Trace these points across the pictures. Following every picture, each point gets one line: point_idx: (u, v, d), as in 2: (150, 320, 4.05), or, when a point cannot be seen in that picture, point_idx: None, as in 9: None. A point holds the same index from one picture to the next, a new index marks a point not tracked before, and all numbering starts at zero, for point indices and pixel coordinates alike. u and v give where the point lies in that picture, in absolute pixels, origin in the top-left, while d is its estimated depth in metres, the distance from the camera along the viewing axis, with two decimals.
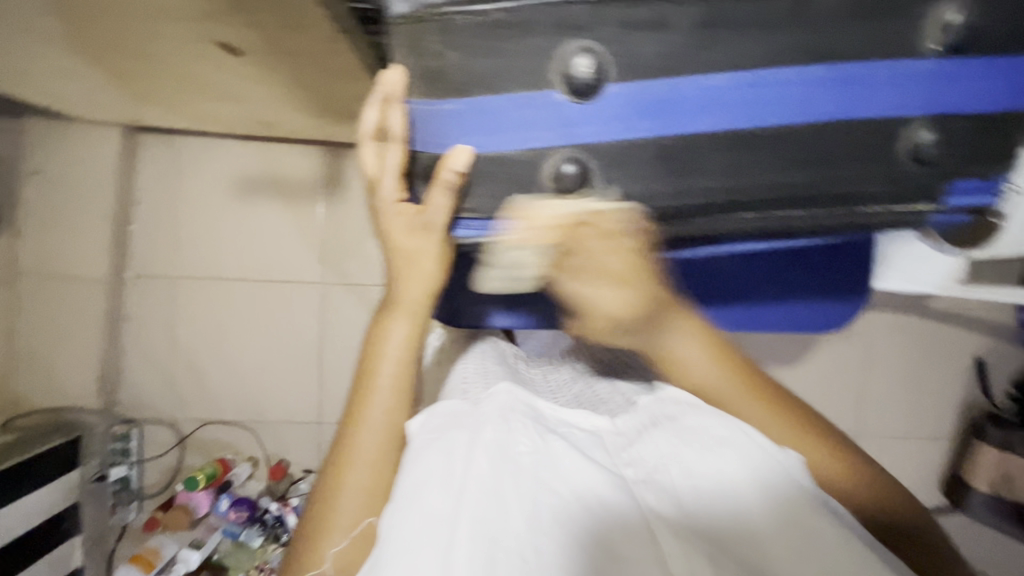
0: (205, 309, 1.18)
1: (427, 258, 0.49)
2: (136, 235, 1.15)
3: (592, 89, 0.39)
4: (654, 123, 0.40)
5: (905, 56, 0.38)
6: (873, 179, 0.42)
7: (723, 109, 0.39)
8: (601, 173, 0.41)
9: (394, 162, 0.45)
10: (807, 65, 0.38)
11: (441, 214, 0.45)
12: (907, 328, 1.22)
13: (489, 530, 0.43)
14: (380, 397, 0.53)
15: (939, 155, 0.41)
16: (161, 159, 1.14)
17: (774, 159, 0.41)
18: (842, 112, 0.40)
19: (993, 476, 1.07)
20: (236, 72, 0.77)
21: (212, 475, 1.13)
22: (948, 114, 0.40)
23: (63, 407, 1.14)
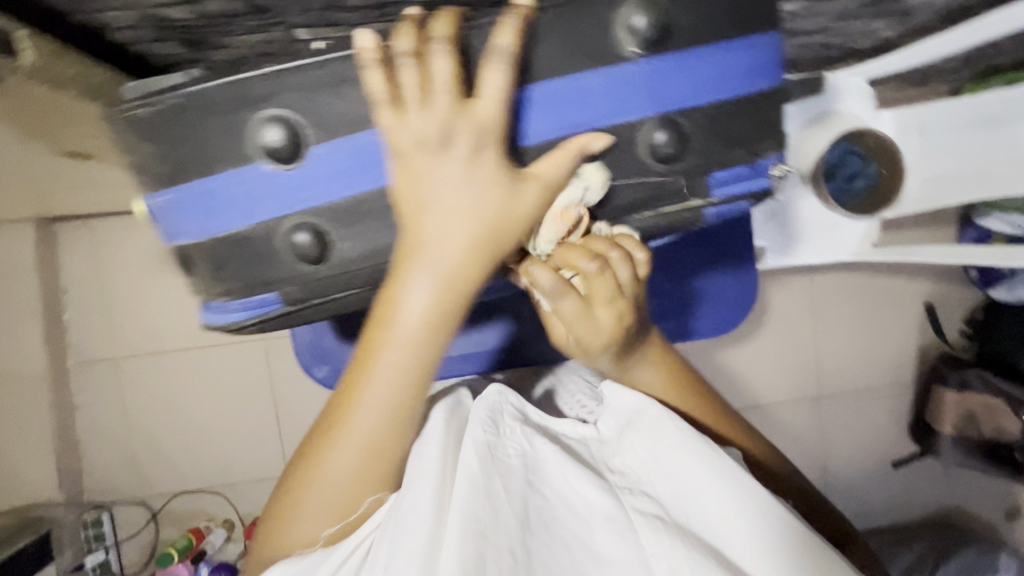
0: (152, 383, 1.17)
1: (494, 187, 0.41)
2: (71, 323, 1.15)
3: (288, 152, 0.41)
4: (375, 176, 0.43)
5: (606, 64, 0.43)
6: (630, 184, 0.47)
7: (568, 113, 0.44)
8: (334, 229, 0.44)
9: (444, 82, 0.39)
10: (599, 67, 0.43)
11: (494, 113, 0.40)
12: (851, 285, 1.30)
13: (484, 531, 0.42)
14: (347, 448, 0.44)
15: (675, 152, 0.46)
16: (82, 245, 1.13)
17: (620, 153, 0.46)
18: (614, 115, 0.44)
19: (957, 418, 1.22)
20: (112, 169, 0.76)
21: (185, 546, 1.14)
22: (671, 112, 0.45)
23: (28, 505, 1.14)
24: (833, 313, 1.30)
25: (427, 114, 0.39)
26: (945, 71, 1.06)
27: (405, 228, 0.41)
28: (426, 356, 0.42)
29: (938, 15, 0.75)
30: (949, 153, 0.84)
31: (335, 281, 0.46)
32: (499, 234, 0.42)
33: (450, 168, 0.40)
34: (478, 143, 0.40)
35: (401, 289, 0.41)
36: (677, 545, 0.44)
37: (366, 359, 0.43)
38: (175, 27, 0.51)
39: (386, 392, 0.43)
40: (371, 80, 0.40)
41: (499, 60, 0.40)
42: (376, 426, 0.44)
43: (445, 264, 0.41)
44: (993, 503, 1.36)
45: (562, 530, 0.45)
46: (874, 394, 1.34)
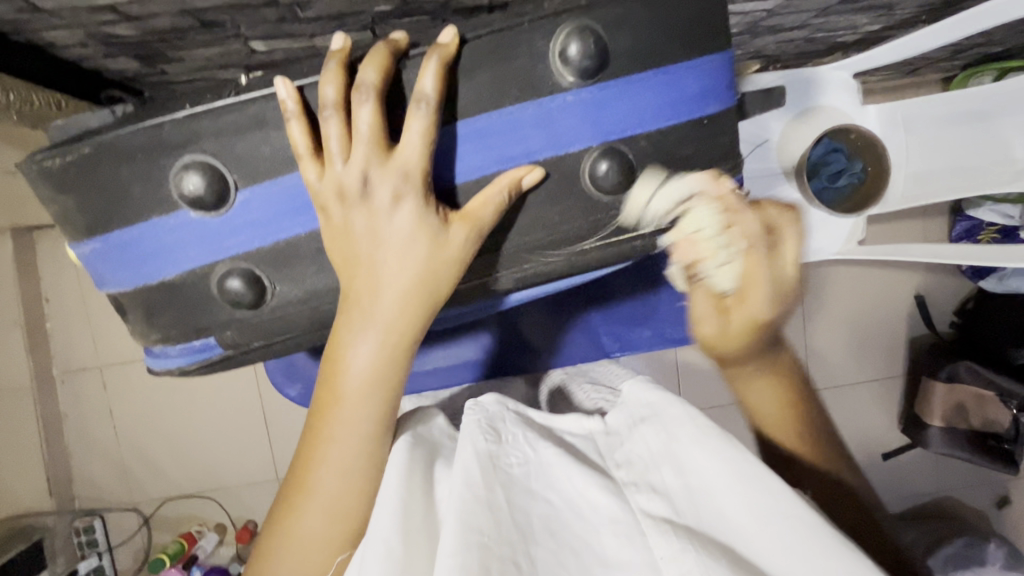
0: (137, 392, 1.17)
1: (422, 237, 0.39)
2: (53, 333, 1.15)
3: (211, 202, 0.40)
4: (309, 218, 0.42)
5: (540, 96, 0.41)
6: (575, 218, 0.45)
7: (485, 152, 0.42)
8: (266, 277, 0.43)
9: (362, 126, 0.37)
10: (520, 104, 0.42)
11: (418, 158, 0.38)
12: (839, 279, 1.29)
13: (484, 539, 0.38)
14: (325, 477, 0.43)
15: (621, 183, 0.44)
16: (61, 255, 1.12)
17: (545, 192, 0.44)
18: (549, 148, 0.43)
19: (946, 410, 1.21)
20: None
21: (178, 551, 1.14)
22: (614, 142, 0.43)
23: (19, 515, 1.15)
24: (822, 306, 1.29)
25: (350, 165, 0.38)
26: (935, 60, 1.03)
27: (349, 280, 0.40)
28: (376, 407, 0.42)
29: (922, 9, 0.72)
30: (937, 149, 0.82)
31: (272, 324, 0.44)
32: (433, 282, 0.40)
33: (378, 221, 0.38)
34: (401, 191, 0.38)
35: (347, 341, 0.41)
36: (689, 547, 0.38)
37: (328, 406, 0.42)
38: (123, 45, 0.49)
39: (347, 443, 0.42)
40: (295, 133, 0.38)
41: (425, 106, 0.38)
42: (333, 490, 0.43)
43: (392, 323, 0.40)
44: (984, 491, 1.36)
45: (569, 536, 0.41)
46: (863, 387, 1.34)
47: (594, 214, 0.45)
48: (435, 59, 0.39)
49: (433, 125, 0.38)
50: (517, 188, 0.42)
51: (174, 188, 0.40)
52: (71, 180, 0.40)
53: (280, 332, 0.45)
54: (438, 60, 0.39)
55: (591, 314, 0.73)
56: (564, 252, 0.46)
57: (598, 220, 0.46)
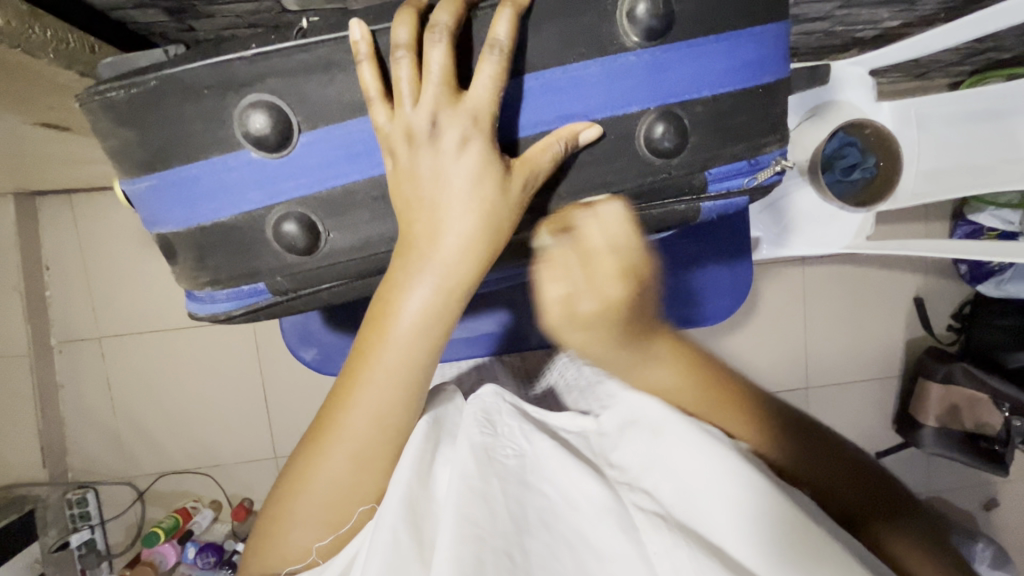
0: (136, 364, 1.16)
1: (487, 181, 0.40)
2: (53, 302, 1.13)
3: (273, 141, 0.40)
4: (367, 164, 0.43)
5: (605, 55, 0.42)
6: (625, 180, 0.46)
7: (546, 109, 0.43)
8: (322, 223, 0.44)
9: (434, 67, 0.38)
10: (585, 60, 0.42)
11: (487, 101, 0.39)
12: (843, 278, 1.30)
13: (480, 533, 0.40)
14: (352, 430, 0.44)
15: (677, 146, 0.45)
16: (64, 221, 1.10)
17: (598, 152, 0.45)
18: (609, 107, 0.44)
19: (941, 410, 1.23)
20: (85, 145, 0.73)
21: (173, 526, 1.13)
22: (672, 105, 0.44)
23: (11, 484, 1.13)
24: (825, 304, 1.31)
25: (421, 107, 0.38)
26: (944, 64, 1.05)
27: (406, 223, 0.41)
28: (424, 354, 0.42)
29: (942, 6, 0.74)
30: (945, 149, 0.84)
31: (322, 270, 0.46)
32: (494, 232, 0.41)
33: (442, 163, 0.39)
34: (469, 134, 0.39)
35: (404, 285, 0.41)
36: (682, 543, 0.41)
37: (369, 353, 0.42)
38: None
39: (387, 388, 0.43)
40: (369, 77, 0.39)
41: (497, 52, 0.39)
42: (366, 439, 0.44)
43: (449, 273, 0.41)
44: (972, 494, 1.38)
45: (564, 529, 0.43)
46: (860, 387, 1.35)
47: (645, 176, 0.46)
48: (509, 9, 0.39)
49: (502, 71, 0.39)
50: (573, 141, 0.43)
51: (239, 125, 0.40)
52: (131, 106, 0.40)
53: (330, 277, 0.46)
54: (512, 8, 0.39)
55: None
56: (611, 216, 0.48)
57: (647, 182, 0.47)
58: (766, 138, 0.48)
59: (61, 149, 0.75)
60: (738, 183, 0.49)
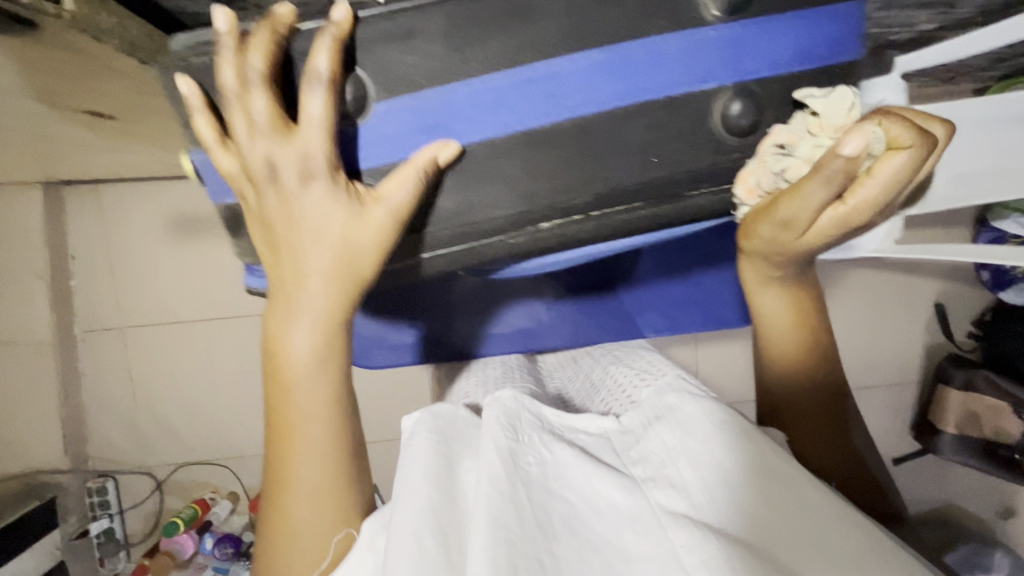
0: (157, 355, 1.16)
1: (336, 215, 0.41)
2: (77, 290, 1.14)
3: (359, 108, 0.41)
4: (439, 138, 0.42)
5: (681, 29, 0.40)
6: (693, 157, 0.45)
7: (602, 87, 0.41)
8: None
9: (265, 108, 0.39)
10: (662, 35, 0.40)
11: (320, 140, 0.39)
12: (865, 281, 1.29)
13: (512, 535, 0.37)
14: (303, 461, 0.45)
15: (750, 125, 0.43)
16: (92, 211, 1.11)
17: (665, 132, 0.43)
18: (685, 84, 0.42)
19: (960, 417, 1.22)
20: (126, 134, 0.73)
21: (192, 516, 1.14)
22: (747, 83, 0.42)
23: (31, 471, 1.14)
24: (844, 308, 1.30)
25: (252, 146, 0.40)
26: (973, 69, 1.04)
27: (277, 267, 0.43)
28: (321, 386, 0.45)
29: (980, 11, 0.73)
30: (977, 154, 0.83)
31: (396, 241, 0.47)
32: (355, 267, 0.43)
33: (290, 198, 0.41)
34: (308, 168, 0.40)
35: (284, 325, 0.44)
36: (716, 545, 0.37)
37: (284, 394, 0.45)
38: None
39: (312, 413, 0.45)
40: (203, 125, 0.41)
41: (319, 85, 0.38)
42: (314, 478, 0.45)
43: (318, 313, 0.44)
44: (989, 502, 1.37)
45: (590, 534, 0.40)
46: (877, 393, 1.34)
47: (716, 155, 0.45)
48: (327, 38, 0.38)
49: (333, 104, 0.39)
50: (433, 167, 0.41)
51: None
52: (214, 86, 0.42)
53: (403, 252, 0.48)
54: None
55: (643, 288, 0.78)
56: (674, 198, 0.46)
57: (718, 161, 0.45)
58: None
59: (100, 138, 0.75)
60: None
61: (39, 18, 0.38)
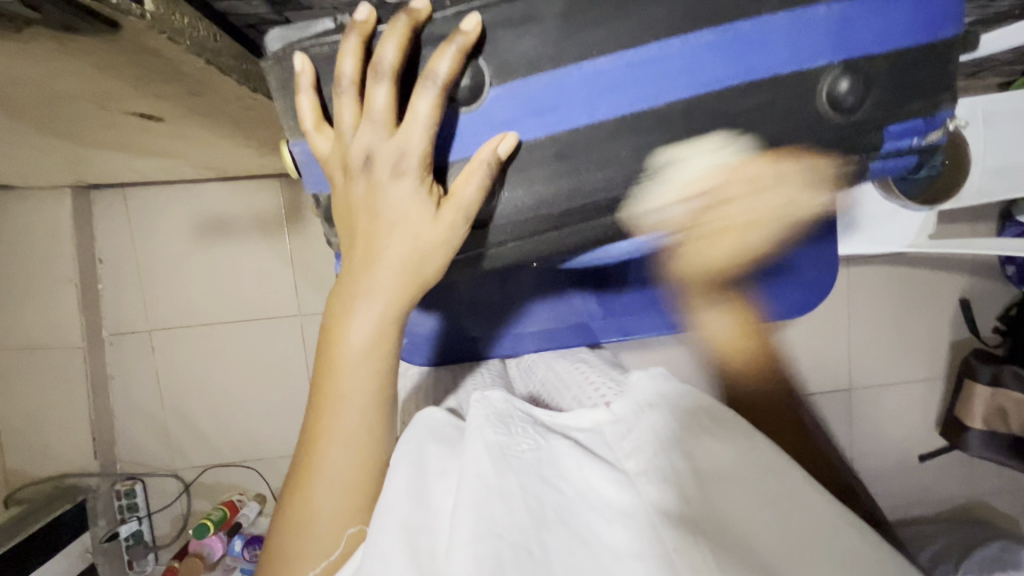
0: (184, 357, 1.16)
1: (413, 212, 0.42)
2: (105, 293, 1.14)
3: (472, 96, 0.42)
4: (551, 120, 0.42)
5: (790, 7, 0.41)
6: (800, 134, 0.45)
7: (716, 65, 0.42)
8: (505, 181, 0.44)
9: (382, 102, 0.39)
10: (774, 13, 0.41)
11: (420, 139, 0.40)
12: (890, 277, 1.29)
13: (496, 529, 0.36)
14: (338, 448, 0.45)
15: (858, 102, 0.44)
16: (120, 214, 1.12)
17: (774, 109, 0.44)
18: (794, 61, 0.42)
19: (988, 413, 1.20)
20: (165, 137, 0.74)
21: (221, 518, 1.13)
22: (856, 59, 0.43)
23: (63, 474, 1.16)
24: (869, 304, 1.30)
25: (357, 136, 0.40)
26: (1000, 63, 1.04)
27: (352, 252, 0.44)
28: (376, 373, 0.45)
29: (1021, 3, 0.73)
30: (1011, 145, 0.83)
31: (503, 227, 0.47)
32: (413, 277, 0.43)
33: (375, 189, 0.41)
34: (400, 165, 0.40)
35: (346, 313, 0.44)
36: (697, 542, 0.37)
37: (330, 378, 0.45)
38: None
39: (357, 398, 0.45)
40: (306, 106, 0.42)
41: (434, 86, 0.39)
42: (344, 471, 0.45)
43: (386, 302, 0.44)
44: (1013, 498, 1.36)
45: (581, 526, 0.38)
46: (901, 390, 1.33)
47: (821, 131, 0.45)
48: (454, 45, 0.39)
49: (440, 107, 0.40)
50: (493, 162, 0.42)
51: None
52: (315, 74, 0.42)
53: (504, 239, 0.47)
54: None
55: (685, 281, 0.80)
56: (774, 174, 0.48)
57: (824, 139, 0.46)
58: (944, 96, 0.47)
59: (138, 139, 0.76)
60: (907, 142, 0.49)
61: (124, 23, 0.36)
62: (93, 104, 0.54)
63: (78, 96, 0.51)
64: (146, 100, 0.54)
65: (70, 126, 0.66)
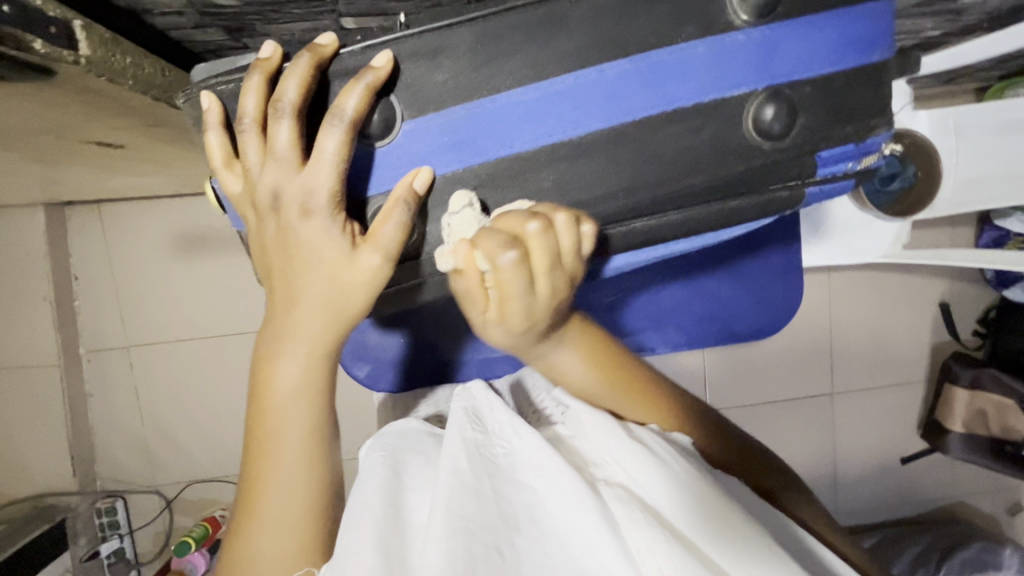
0: (162, 372, 1.15)
1: (328, 251, 0.41)
2: (81, 310, 1.13)
3: (384, 130, 0.42)
4: (466, 153, 0.43)
5: (710, 33, 0.42)
6: (731, 160, 0.46)
7: (638, 94, 0.43)
8: (426, 214, 0.45)
9: (286, 140, 0.40)
10: (696, 39, 0.42)
11: (326, 178, 0.39)
12: (869, 282, 1.29)
13: (470, 527, 0.38)
14: (275, 489, 0.46)
15: (784, 128, 0.45)
16: (94, 231, 1.11)
17: (702, 136, 0.45)
18: (713, 89, 0.44)
19: (967, 415, 1.21)
20: (128, 159, 0.73)
21: (203, 534, 1.12)
22: (778, 86, 0.44)
23: (40, 493, 1.15)
24: (849, 309, 1.30)
25: (263, 174, 0.40)
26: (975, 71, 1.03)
27: (275, 293, 0.44)
28: (306, 413, 0.46)
29: (986, 16, 0.72)
30: (988, 157, 0.83)
31: (434, 259, 0.47)
32: (339, 317, 0.43)
33: (286, 227, 0.41)
34: (308, 204, 0.40)
35: (274, 356, 0.45)
36: (674, 540, 0.37)
37: (262, 418, 0.46)
38: (218, 14, 0.44)
39: (290, 440, 0.46)
40: (214, 142, 0.42)
41: (340, 123, 0.39)
42: (288, 509, 0.46)
43: (310, 343, 0.44)
44: (995, 498, 1.37)
45: (555, 525, 0.40)
46: (883, 394, 1.34)
47: (750, 158, 0.46)
48: (362, 83, 0.39)
49: (347, 144, 0.40)
50: (410, 197, 0.42)
51: None
52: (223, 110, 0.43)
53: (433, 271, 0.48)
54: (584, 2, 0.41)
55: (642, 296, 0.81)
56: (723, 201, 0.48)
57: (755, 164, 0.47)
58: (879, 117, 0.48)
59: (102, 161, 0.75)
60: (841, 168, 0.49)
61: (57, 69, 0.36)
62: (48, 136, 0.54)
63: (30, 130, 0.51)
64: (102, 131, 0.54)
65: (30, 153, 0.65)
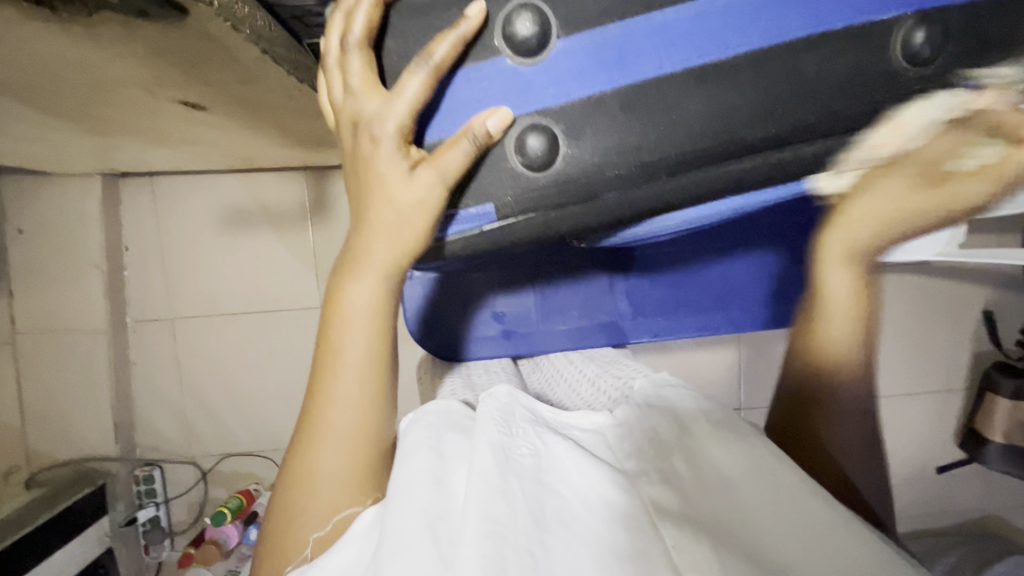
0: (204, 344, 1.17)
1: (389, 181, 0.40)
2: (131, 280, 1.16)
3: (537, 46, 0.36)
4: (614, 74, 0.36)
5: None
6: (868, 95, 0.35)
7: (757, 19, 0.34)
8: (568, 138, 0.38)
9: (358, 71, 0.39)
10: None
11: (400, 111, 0.38)
12: (911, 286, 1.27)
13: (500, 530, 0.34)
14: (344, 418, 0.46)
15: (938, 55, 0.34)
16: (146, 203, 1.14)
17: (826, 70, 0.35)
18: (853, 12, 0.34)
19: (1008, 426, 1.16)
20: (198, 126, 0.74)
21: (237, 507, 1.13)
22: (935, 7, 0.34)
23: (83, 458, 1.17)
24: (890, 313, 1.29)
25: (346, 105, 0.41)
26: None
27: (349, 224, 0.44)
28: (376, 346, 0.46)
29: None
30: None
31: (559, 193, 0.39)
32: (400, 241, 0.42)
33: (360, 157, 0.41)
34: (378, 132, 0.39)
35: (343, 287, 0.45)
36: (704, 537, 0.35)
37: (329, 349, 0.47)
38: None
39: (354, 374, 0.46)
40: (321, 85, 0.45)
41: (421, 62, 0.37)
42: (349, 425, 0.46)
43: (374, 275, 0.44)
44: None
45: (583, 529, 0.36)
46: (920, 401, 1.32)
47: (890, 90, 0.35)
48: (455, 32, 0.36)
49: (430, 88, 0.38)
50: (476, 137, 0.37)
51: (505, 27, 0.36)
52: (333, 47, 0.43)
53: (548, 204, 0.40)
54: None
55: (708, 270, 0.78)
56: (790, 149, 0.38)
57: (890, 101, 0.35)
58: None
59: (166, 128, 0.77)
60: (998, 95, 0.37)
61: (191, 9, 0.37)
62: (141, 91, 0.55)
63: (129, 83, 0.52)
64: (193, 88, 0.55)
65: (109, 115, 0.67)
